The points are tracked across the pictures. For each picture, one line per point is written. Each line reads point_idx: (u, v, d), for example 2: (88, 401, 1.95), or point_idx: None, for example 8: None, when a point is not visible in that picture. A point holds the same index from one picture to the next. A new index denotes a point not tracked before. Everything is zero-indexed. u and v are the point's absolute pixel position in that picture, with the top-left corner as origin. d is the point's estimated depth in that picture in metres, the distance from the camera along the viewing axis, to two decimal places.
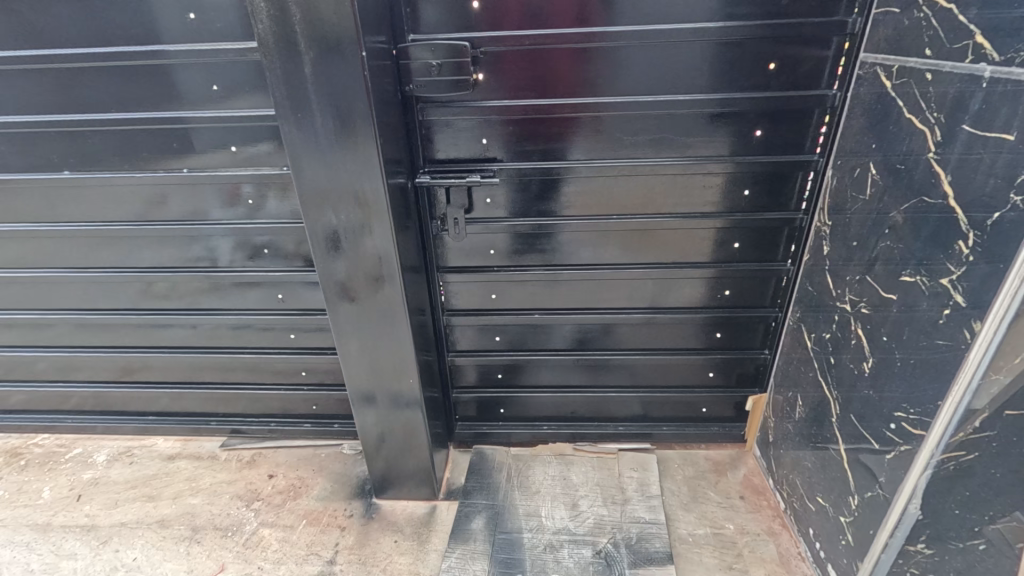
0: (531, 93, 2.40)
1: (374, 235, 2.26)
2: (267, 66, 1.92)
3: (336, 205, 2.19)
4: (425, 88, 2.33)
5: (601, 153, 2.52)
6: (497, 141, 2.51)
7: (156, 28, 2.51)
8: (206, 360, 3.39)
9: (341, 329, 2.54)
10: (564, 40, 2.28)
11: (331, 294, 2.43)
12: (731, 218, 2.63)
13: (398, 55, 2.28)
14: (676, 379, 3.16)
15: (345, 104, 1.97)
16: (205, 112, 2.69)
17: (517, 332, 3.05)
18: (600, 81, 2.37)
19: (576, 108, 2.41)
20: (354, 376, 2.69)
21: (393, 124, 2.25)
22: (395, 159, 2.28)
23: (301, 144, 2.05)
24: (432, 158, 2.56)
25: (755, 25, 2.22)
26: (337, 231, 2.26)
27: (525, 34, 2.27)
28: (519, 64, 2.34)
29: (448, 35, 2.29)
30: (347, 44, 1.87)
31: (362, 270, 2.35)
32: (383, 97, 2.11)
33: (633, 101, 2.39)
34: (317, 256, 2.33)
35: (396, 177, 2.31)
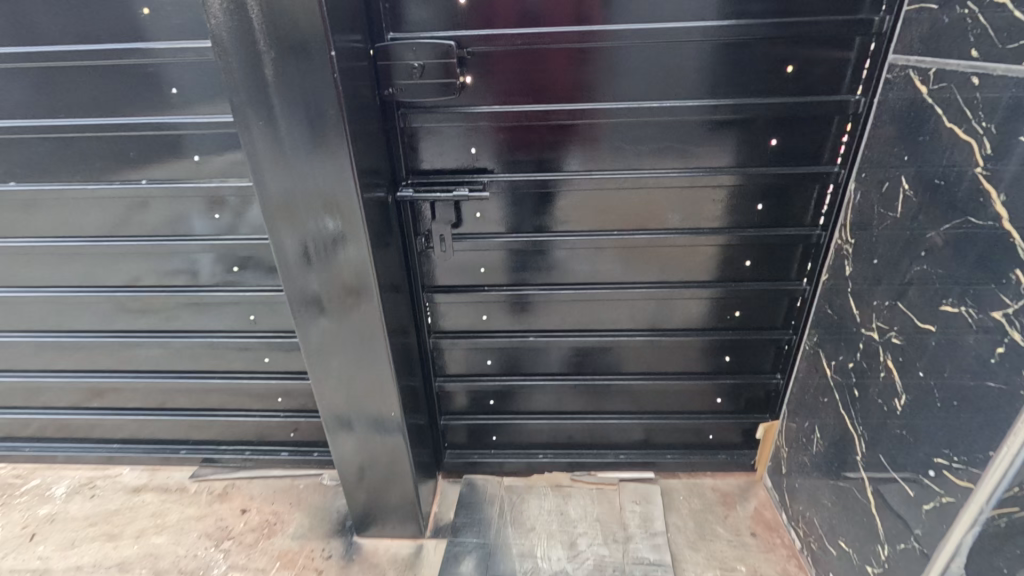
0: (524, 98, 2.18)
1: (348, 251, 2.03)
2: (223, 69, 1.69)
3: (304, 220, 1.97)
4: (406, 92, 2.10)
5: (601, 164, 2.31)
6: (488, 151, 2.29)
7: (111, 25, 2.28)
8: (174, 384, 3.14)
9: (312, 351, 2.31)
10: (561, 40, 2.06)
11: (302, 315, 2.20)
12: (741, 234, 2.42)
13: (377, 55, 2.05)
14: (681, 404, 2.94)
15: (315, 112, 1.74)
16: (163, 118, 2.45)
17: (510, 356, 2.82)
18: (599, 84, 2.15)
19: (573, 114, 2.19)
20: (329, 400, 2.45)
21: (371, 132, 2.02)
22: (373, 171, 2.07)
23: (264, 152, 1.83)
24: (416, 169, 2.33)
25: (771, 24, 2.02)
26: (306, 243, 2.02)
27: (517, 34, 2.06)
28: (510, 66, 2.12)
29: (432, 33, 2.07)
30: (314, 45, 1.64)
31: (336, 288, 2.12)
32: (358, 104, 1.89)
33: (636, 106, 2.17)
34: (284, 271, 2.10)
35: (375, 190, 2.08)
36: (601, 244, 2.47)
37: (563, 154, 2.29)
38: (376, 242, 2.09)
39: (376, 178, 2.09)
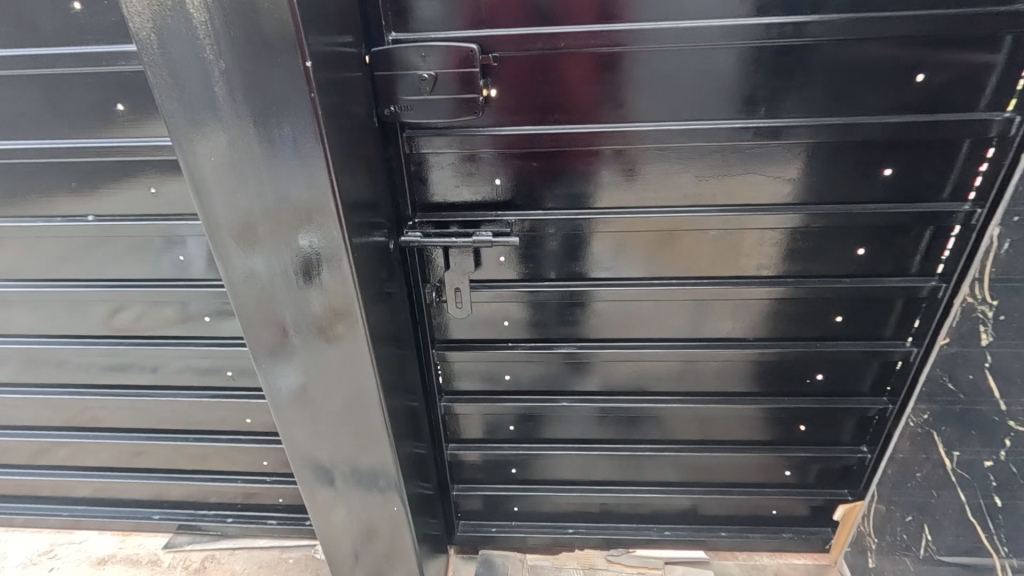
0: (565, 116, 1.69)
1: (330, 301, 1.48)
2: (149, 71, 1.18)
3: (268, 263, 1.41)
4: (414, 112, 1.62)
5: (659, 198, 1.82)
6: (517, 182, 1.81)
7: (29, 25, 1.79)
8: (140, 445, 2.70)
9: (285, 418, 1.77)
10: (616, 42, 1.57)
11: (271, 376, 1.65)
12: (835, 286, 1.91)
13: (374, 63, 1.58)
14: (742, 477, 2.45)
15: (283, 131, 1.22)
16: (107, 141, 1.97)
17: (537, 421, 2.35)
18: (663, 99, 1.66)
19: (627, 136, 1.70)
20: (310, 462, 1.91)
21: (362, 163, 1.53)
22: (365, 212, 1.57)
23: (210, 174, 1.27)
24: (425, 205, 1.86)
25: (899, 19, 1.51)
26: (269, 277, 1.43)
27: (559, 34, 1.57)
28: (549, 75, 1.64)
29: (447, 35, 1.60)
30: (280, 43, 1.13)
31: (315, 346, 1.58)
32: (343, 128, 1.39)
33: (711, 126, 1.67)
34: (244, 317, 1.52)
35: (365, 235, 1.57)
36: (654, 296, 1.97)
37: (612, 185, 1.80)
38: (369, 296, 1.57)
39: (368, 218, 1.58)
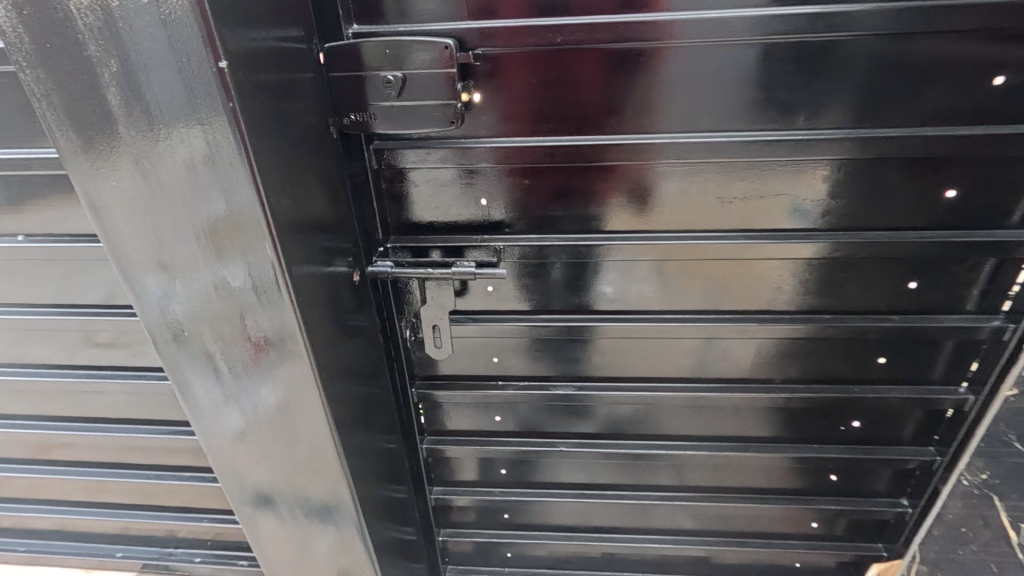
0: (564, 125, 1.43)
1: (269, 339, 1.21)
2: (21, 69, 0.92)
3: (194, 304, 1.16)
4: (378, 122, 1.34)
5: (670, 223, 1.55)
6: (508, 202, 1.54)
7: None
8: (95, 482, 2.47)
9: (228, 473, 1.50)
10: (624, 35, 1.30)
11: (210, 432, 1.40)
12: (880, 323, 1.63)
13: (326, 61, 1.29)
14: (763, 528, 2.18)
15: (197, 147, 0.96)
16: (33, 154, 1.75)
17: (532, 464, 2.09)
18: (681, 107, 1.39)
19: (639, 150, 1.43)
20: (260, 520, 1.63)
21: (314, 183, 1.27)
22: (320, 241, 1.30)
23: (107, 190, 1.02)
24: (399, 228, 1.60)
25: (972, 8, 1.23)
26: (193, 311, 1.17)
27: (556, 27, 1.30)
28: (544, 75, 1.37)
29: (418, 28, 1.32)
30: (178, 26, 0.87)
31: (255, 391, 1.31)
32: (284, 143, 1.13)
33: (737, 138, 1.41)
34: (168, 359, 1.25)
35: (322, 268, 1.32)
36: (664, 333, 1.70)
37: (618, 206, 1.53)
38: (325, 340, 1.31)
39: (324, 248, 1.32)
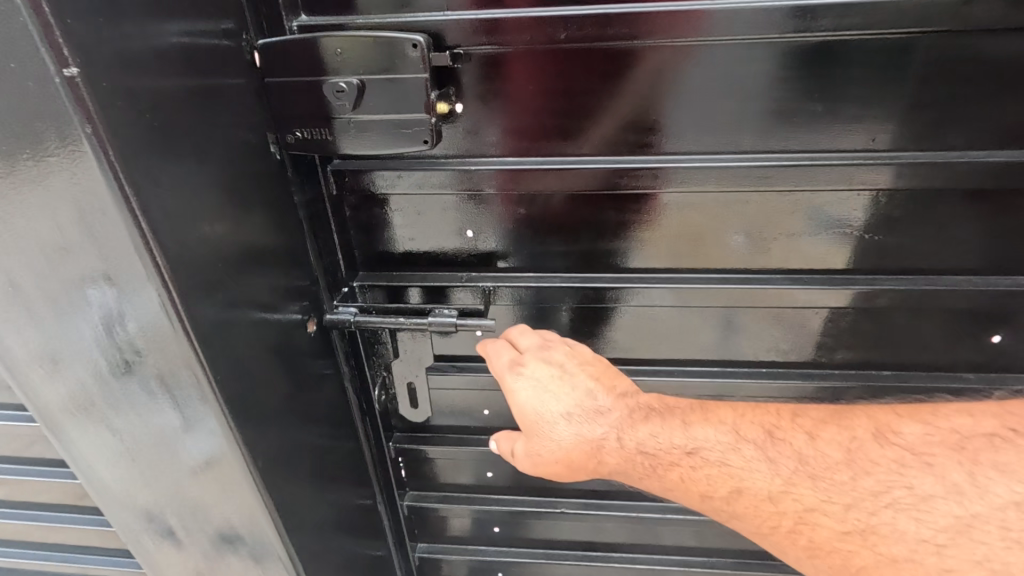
0: (572, 144, 1.15)
1: (170, 390, 0.91)
2: None
3: (53, 329, 0.85)
4: (330, 142, 1.05)
5: (700, 261, 1.27)
6: (503, 234, 1.26)
7: None
8: None
9: (146, 549, 1.20)
10: (648, 32, 1.02)
11: (108, 491, 1.09)
12: (949, 382, 1.35)
13: (260, 63, 1.00)
14: None
15: (39, 142, 0.70)
16: None
17: (530, 523, 1.82)
18: (717, 122, 1.11)
19: (659, 177, 1.16)
20: None
21: (248, 216, 1.00)
22: (260, 289, 1.03)
23: None
24: (371, 264, 1.32)
25: None
26: (67, 356, 0.89)
27: (563, 19, 1.02)
28: (549, 81, 1.09)
29: (383, 22, 1.03)
30: None
31: (161, 456, 1.01)
32: (197, 168, 0.86)
33: (782, 164, 1.13)
34: (48, 417, 0.97)
35: (264, 320, 1.05)
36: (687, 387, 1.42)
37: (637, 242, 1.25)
38: (260, 401, 1.04)
39: (266, 295, 1.05)
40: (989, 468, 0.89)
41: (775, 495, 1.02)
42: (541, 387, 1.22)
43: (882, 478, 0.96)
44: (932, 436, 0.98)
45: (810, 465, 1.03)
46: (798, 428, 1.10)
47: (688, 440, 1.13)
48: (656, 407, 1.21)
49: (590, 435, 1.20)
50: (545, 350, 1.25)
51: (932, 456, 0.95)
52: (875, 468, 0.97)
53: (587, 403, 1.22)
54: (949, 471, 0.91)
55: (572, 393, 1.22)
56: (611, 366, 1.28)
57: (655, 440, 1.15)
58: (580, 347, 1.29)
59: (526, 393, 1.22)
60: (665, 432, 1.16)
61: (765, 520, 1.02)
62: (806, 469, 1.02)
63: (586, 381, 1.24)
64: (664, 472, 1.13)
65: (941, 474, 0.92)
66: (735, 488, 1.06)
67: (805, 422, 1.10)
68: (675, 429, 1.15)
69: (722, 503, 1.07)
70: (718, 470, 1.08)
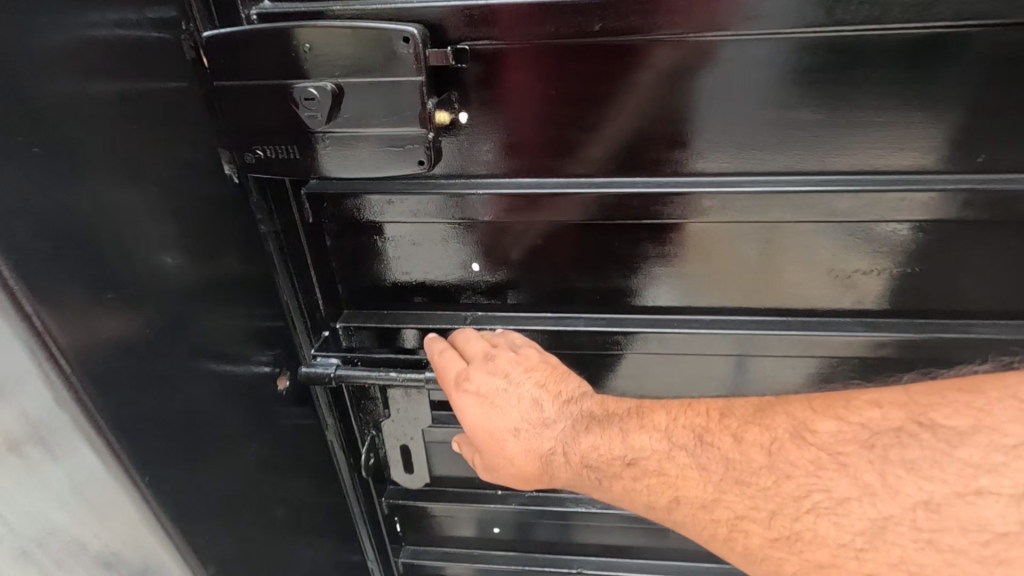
0: (603, 161, 0.92)
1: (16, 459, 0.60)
2: None
3: None
4: (298, 160, 0.83)
5: (726, 296, 1.04)
6: (515, 269, 1.05)
7: None
8: None
9: None
10: (704, 20, 0.80)
11: None
12: None
13: (210, 55, 0.78)
14: None
15: None
16: None
17: None
18: (784, 137, 0.88)
19: (682, 205, 0.94)
20: None
21: (192, 251, 0.78)
22: (208, 343, 0.82)
23: None
24: (358, 304, 1.11)
25: None
26: None
27: (597, 5, 0.79)
28: (577, 84, 0.86)
29: (365, 7, 0.80)
30: None
31: None
32: (110, 197, 0.64)
33: (832, 189, 0.90)
34: None
35: (217, 378, 0.84)
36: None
37: (657, 277, 1.03)
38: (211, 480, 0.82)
39: (218, 346, 0.84)
40: (899, 467, 0.65)
41: (706, 503, 0.77)
42: (489, 404, 0.97)
43: (812, 486, 0.70)
44: (846, 433, 0.70)
45: (736, 470, 0.77)
46: (722, 427, 0.81)
47: (617, 442, 0.87)
48: (606, 412, 0.92)
49: (544, 451, 0.94)
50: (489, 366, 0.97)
51: (850, 455, 0.69)
52: (795, 471, 0.72)
53: (529, 412, 0.96)
54: (868, 475, 0.67)
55: (514, 402, 0.96)
56: (557, 363, 0.99)
57: (600, 450, 0.88)
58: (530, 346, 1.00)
59: (472, 411, 0.97)
60: (604, 432, 0.89)
61: (704, 527, 0.77)
62: (731, 475, 0.77)
63: (531, 390, 0.96)
64: (609, 484, 0.87)
65: (856, 475, 0.67)
66: (674, 497, 0.80)
67: (732, 421, 0.81)
68: (612, 427, 0.89)
69: (664, 514, 0.82)
70: (648, 472, 0.83)
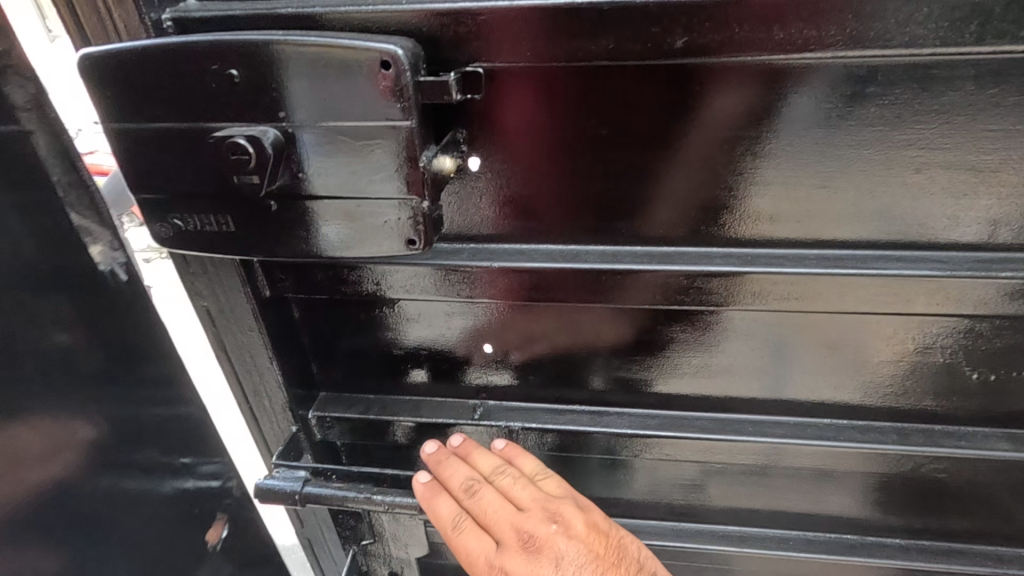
0: (667, 225, 0.66)
1: None
2: None
3: None
4: (235, 235, 0.58)
5: (802, 391, 0.77)
6: (540, 353, 0.80)
7: None
8: None
9: None
10: (844, 34, 0.51)
11: None
12: None
13: (109, 81, 0.53)
14: None
15: None
16: None
17: None
18: (936, 198, 0.60)
19: (723, 288, 0.67)
20: None
21: (101, 348, 0.65)
22: (98, 461, 0.67)
23: None
24: (337, 386, 0.87)
25: None
26: None
27: (682, 10, 0.51)
28: (637, 120, 0.60)
29: (329, 10, 0.55)
30: None
31: None
32: None
33: (949, 275, 0.62)
34: None
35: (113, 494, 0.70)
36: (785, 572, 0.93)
37: (725, 370, 0.77)
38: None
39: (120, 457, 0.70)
40: None
41: None
42: None
43: None
44: None
45: None
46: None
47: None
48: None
49: None
50: (530, 547, 0.65)
51: None
52: None
53: None
54: None
55: None
56: (604, 524, 0.68)
57: None
58: (572, 502, 0.68)
59: None
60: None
61: None
62: None
63: None
64: None
65: None
66: None
67: None
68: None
69: None
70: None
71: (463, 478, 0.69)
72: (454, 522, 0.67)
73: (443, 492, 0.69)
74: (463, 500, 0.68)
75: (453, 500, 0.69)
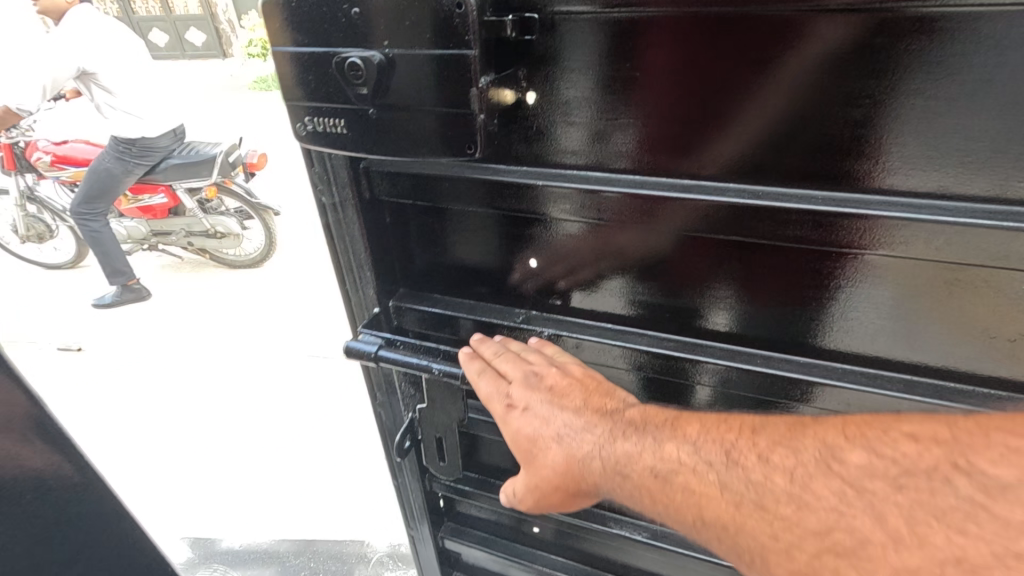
0: (702, 159, 0.77)
1: None
2: None
3: None
4: (345, 135, 0.79)
5: (814, 337, 0.85)
6: (584, 273, 0.94)
7: None
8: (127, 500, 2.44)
9: None
10: None
11: None
12: None
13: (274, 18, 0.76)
14: None
15: None
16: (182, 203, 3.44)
17: None
18: (931, 143, 0.66)
19: (814, 227, 0.73)
20: None
21: None
22: None
23: None
24: (415, 284, 1.09)
25: None
26: None
27: None
28: (683, 64, 0.72)
29: None
30: None
31: None
32: None
33: (948, 220, 0.66)
34: None
35: None
36: None
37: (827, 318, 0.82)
38: None
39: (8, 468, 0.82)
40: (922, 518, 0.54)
41: (766, 504, 0.63)
42: (541, 417, 0.84)
43: (809, 523, 0.60)
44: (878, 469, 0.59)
45: (771, 496, 0.63)
46: (750, 443, 0.68)
47: (647, 453, 0.73)
48: (648, 420, 0.77)
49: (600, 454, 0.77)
50: (533, 377, 0.87)
51: (877, 493, 0.58)
52: (818, 500, 0.60)
53: (573, 418, 0.82)
54: (894, 517, 0.56)
55: (562, 411, 0.83)
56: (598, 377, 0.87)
57: (660, 456, 0.72)
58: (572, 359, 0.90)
59: (524, 425, 0.85)
60: (641, 444, 0.75)
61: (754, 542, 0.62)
62: (752, 500, 0.64)
63: (576, 399, 0.84)
64: (675, 504, 0.69)
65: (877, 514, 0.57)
66: (721, 518, 0.64)
67: (761, 439, 0.68)
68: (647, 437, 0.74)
69: (732, 539, 0.64)
70: (675, 484, 0.69)
71: (493, 348, 0.93)
72: (481, 370, 0.90)
73: (478, 356, 0.94)
74: (490, 359, 0.92)
75: (484, 362, 0.92)
